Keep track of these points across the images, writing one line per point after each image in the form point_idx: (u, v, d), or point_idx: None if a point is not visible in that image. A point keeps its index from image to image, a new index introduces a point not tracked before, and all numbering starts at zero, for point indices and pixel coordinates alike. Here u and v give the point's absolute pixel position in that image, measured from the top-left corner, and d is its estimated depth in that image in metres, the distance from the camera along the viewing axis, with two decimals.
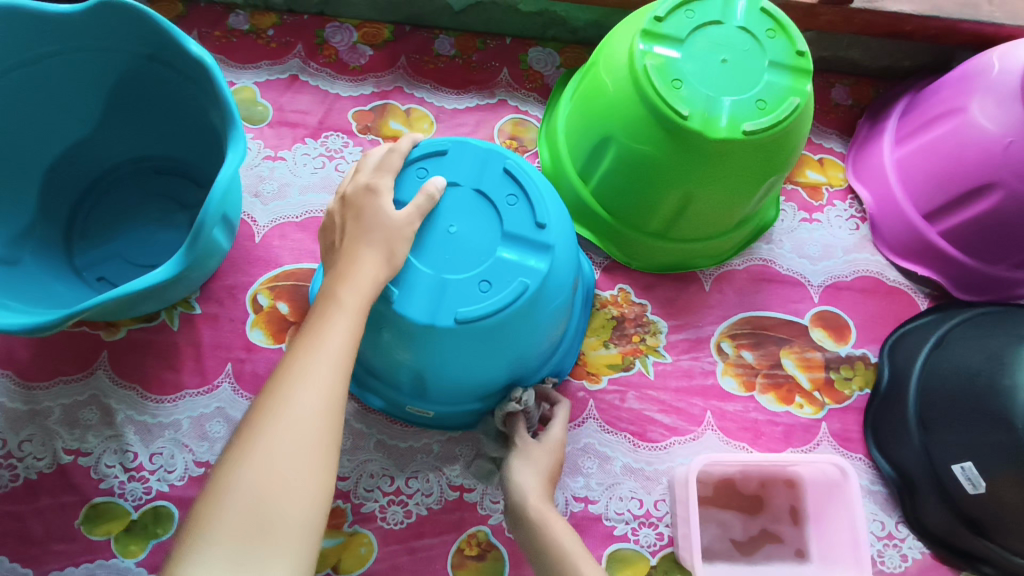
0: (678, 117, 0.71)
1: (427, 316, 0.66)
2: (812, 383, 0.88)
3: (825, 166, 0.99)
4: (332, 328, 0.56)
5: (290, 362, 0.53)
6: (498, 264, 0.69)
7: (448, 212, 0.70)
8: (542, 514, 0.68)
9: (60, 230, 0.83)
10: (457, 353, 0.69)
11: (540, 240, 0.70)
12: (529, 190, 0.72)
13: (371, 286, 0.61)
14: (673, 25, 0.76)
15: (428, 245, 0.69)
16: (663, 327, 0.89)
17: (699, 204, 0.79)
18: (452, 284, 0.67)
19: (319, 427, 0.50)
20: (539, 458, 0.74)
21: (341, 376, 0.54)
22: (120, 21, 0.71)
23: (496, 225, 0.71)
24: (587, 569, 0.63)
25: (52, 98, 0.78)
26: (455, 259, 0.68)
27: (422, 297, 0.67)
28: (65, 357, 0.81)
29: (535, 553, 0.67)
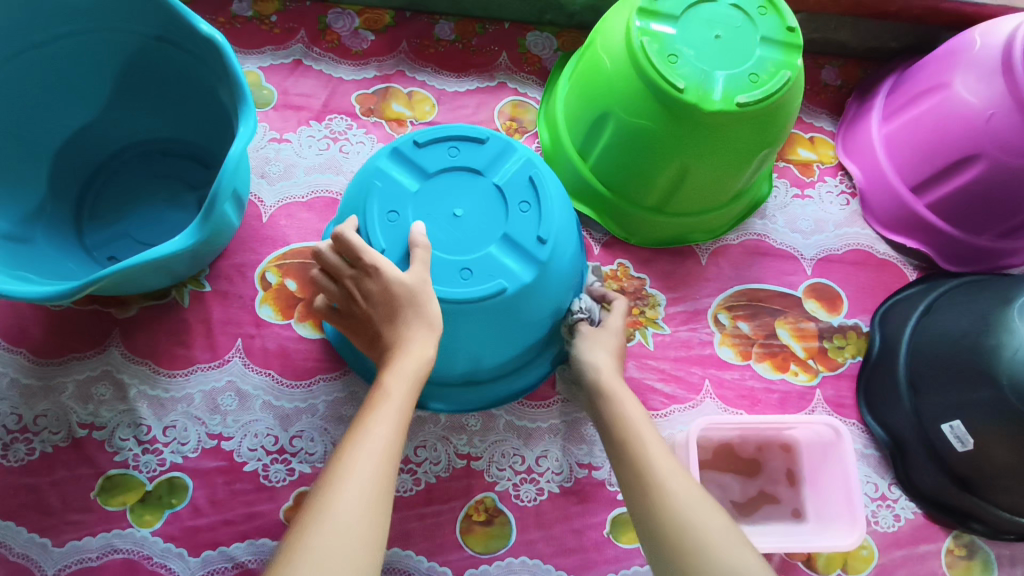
0: (674, 90, 0.74)
1: (533, 270, 0.72)
2: (806, 351, 0.91)
3: (815, 144, 1.02)
4: (380, 417, 0.58)
5: (344, 450, 0.56)
6: (505, 186, 0.75)
7: (441, 203, 0.74)
8: (613, 387, 0.72)
9: (71, 211, 0.85)
10: (547, 301, 0.75)
11: (513, 174, 0.75)
12: (459, 138, 0.77)
13: (425, 358, 0.63)
14: (668, 3, 0.78)
15: (466, 234, 0.72)
16: (662, 300, 0.91)
17: (695, 178, 0.82)
18: (519, 230, 0.73)
19: (366, 523, 0.51)
20: (607, 338, 0.77)
21: (392, 459, 0.56)
22: (131, 1, 0.73)
23: (471, 175, 0.75)
24: (650, 444, 0.66)
25: (63, 80, 0.79)
26: (492, 224, 0.73)
27: (516, 263, 0.72)
28: (78, 333, 0.82)
29: (604, 421, 0.71)
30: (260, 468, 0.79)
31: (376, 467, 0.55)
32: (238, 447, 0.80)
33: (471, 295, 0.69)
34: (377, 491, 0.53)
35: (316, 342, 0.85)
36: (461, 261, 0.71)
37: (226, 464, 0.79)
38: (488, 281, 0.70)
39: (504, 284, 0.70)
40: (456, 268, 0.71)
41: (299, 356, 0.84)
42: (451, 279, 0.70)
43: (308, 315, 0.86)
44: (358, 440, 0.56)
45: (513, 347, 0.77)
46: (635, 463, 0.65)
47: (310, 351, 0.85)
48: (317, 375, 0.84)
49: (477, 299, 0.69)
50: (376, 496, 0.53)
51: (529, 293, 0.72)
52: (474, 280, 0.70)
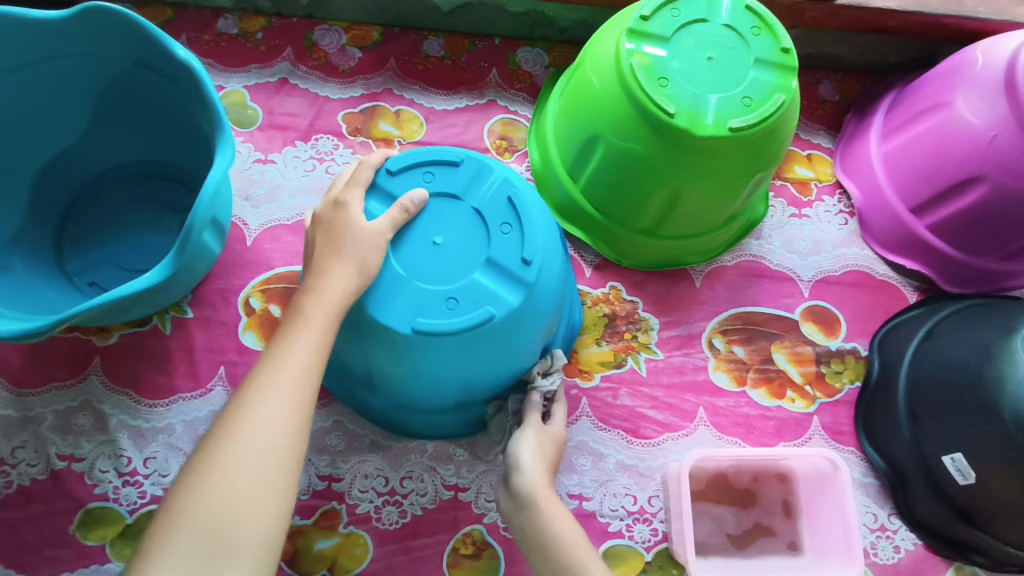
0: (664, 114, 0.72)
1: (519, 293, 0.70)
2: (803, 377, 0.89)
3: (813, 162, 1.00)
4: (299, 342, 0.60)
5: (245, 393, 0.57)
6: (485, 209, 0.73)
7: (417, 230, 0.71)
8: (542, 500, 0.67)
9: (51, 236, 0.83)
10: (536, 324, 0.73)
11: (496, 197, 0.73)
12: (432, 162, 0.74)
13: (342, 296, 0.64)
14: (659, 24, 0.76)
15: (447, 259, 0.70)
16: (655, 324, 0.89)
17: (687, 202, 0.80)
18: (503, 255, 0.71)
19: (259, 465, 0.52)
20: (546, 441, 0.72)
21: (294, 400, 0.56)
22: (108, 26, 0.71)
23: (449, 200, 0.73)
24: (586, 564, 0.64)
25: (40, 105, 0.78)
26: (473, 249, 0.71)
27: (501, 287, 0.70)
28: (58, 363, 0.81)
29: (529, 537, 0.67)
30: None
31: (296, 386, 0.57)
32: None
33: (457, 326, 0.67)
34: (272, 427, 0.54)
35: None
36: (446, 290, 0.69)
37: None
38: (476, 309, 0.68)
39: (492, 310, 0.68)
40: (441, 298, 0.69)
41: None
42: (438, 311, 0.68)
43: None
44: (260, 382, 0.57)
45: (502, 370, 0.75)
46: None
47: None
48: None
49: (465, 328, 0.68)
50: (294, 409, 0.56)
51: (518, 318, 0.70)
52: (460, 309, 0.68)
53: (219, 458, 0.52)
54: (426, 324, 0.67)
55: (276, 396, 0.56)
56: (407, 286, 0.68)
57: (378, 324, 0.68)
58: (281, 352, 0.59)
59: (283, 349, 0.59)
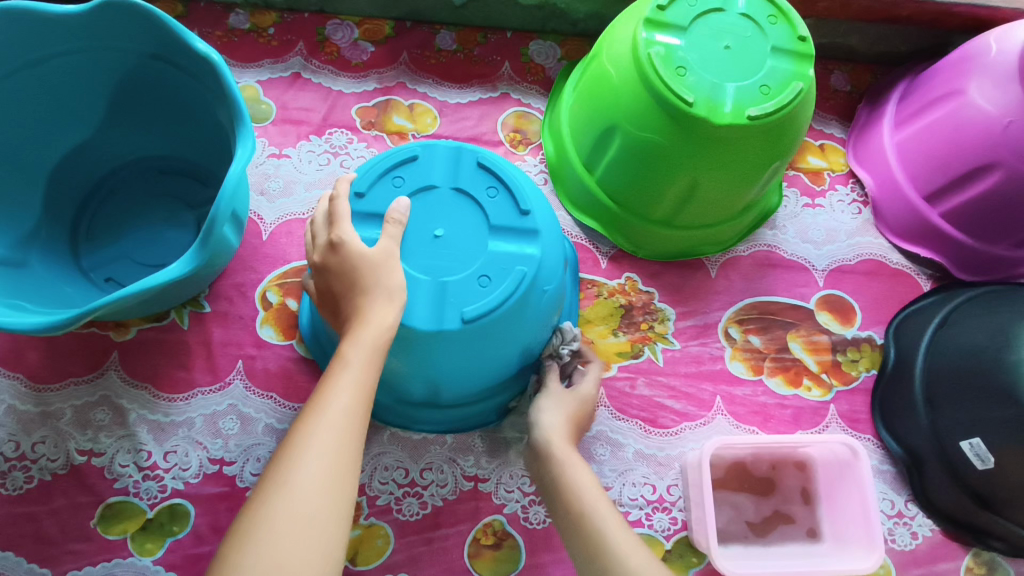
0: (683, 103, 0.71)
1: (535, 244, 0.71)
2: (819, 365, 0.89)
3: (825, 152, 1.00)
4: (341, 386, 0.55)
5: (303, 423, 0.54)
6: (465, 186, 0.73)
7: (417, 230, 0.70)
8: (564, 457, 0.71)
9: (67, 231, 0.83)
10: (555, 286, 0.74)
11: (479, 176, 0.74)
12: (392, 167, 0.73)
13: (385, 325, 0.59)
14: (676, 13, 0.75)
15: (457, 244, 0.70)
16: (671, 314, 0.90)
17: (704, 191, 0.80)
18: (499, 213, 0.72)
19: (326, 502, 0.50)
20: (568, 401, 0.75)
21: (354, 432, 0.54)
22: (126, 19, 0.71)
23: (426, 191, 0.72)
24: (605, 515, 0.66)
25: (57, 99, 0.78)
26: (474, 224, 0.71)
27: (515, 245, 0.71)
28: (76, 357, 0.81)
29: (554, 493, 0.70)
30: None
31: (339, 442, 0.53)
32: (241, 471, 0.78)
33: (496, 299, 0.68)
34: (337, 464, 0.52)
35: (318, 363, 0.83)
36: (474, 270, 0.69)
37: (228, 489, 0.77)
38: (508, 278, 0.69)
39: (523, 271, 0.69)
40: (473, 279, 0.69)
41: (302, 378, 0.82)
42: (475, 291, 0.68)
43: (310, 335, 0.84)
44: (318, 411, 0.54)
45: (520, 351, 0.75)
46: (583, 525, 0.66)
47: (312, 373, 0.83)
48: None
49: (504, 300, 0.68)
50: (339, 471, 0.51)
51: (541, 276, 0.71)
52: (495, 283, 0.69)
53: (265, 534, 0.48)
54: (468, 310, 0.67)
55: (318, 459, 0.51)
56: (438, 286, 0.68)
57: (423, 331, 0.67)
58: (322, 405, 0.54)
59: (324, 402, 0.54)
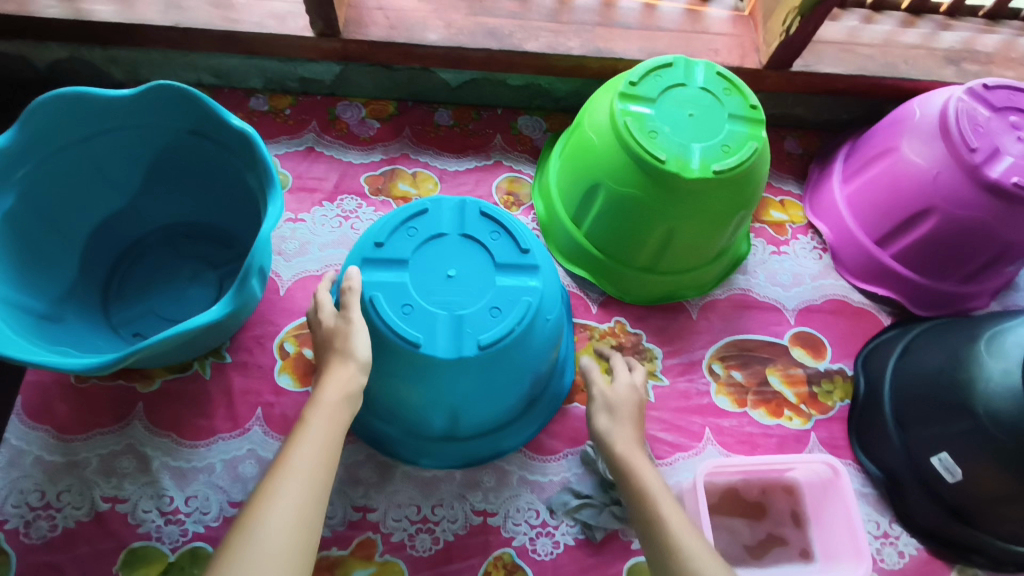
0: (656, 161, 0.82)
1: (534, 278, 0.80)
2: (798, 397, 0.97)
3: (785, 206, 1.12)
4: (306, 442, 0.64)
5: (273, 476, 0.61)
6: (472, 232, 0.82)
7: (433, 273, 0.78)
8: (631, 464, 0.73)
9: (96, 289, 0.90)
10: (556, 315, 0.83)
11: (483, 224, 0.83)
12: (405, 219, 0.82)
13: (347, 387, 0.69)
14: (646, 87, 0.87)
15: (468, 282, 0.78)
16: (659, 353, 0.97)
17: (680, 239, 0.90)
18: (502, 252, 0.81)
19: (292, 536, 0.57)
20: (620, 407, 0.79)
21: (318, 480, 0.62)
22: (170, 101, 0.81)
23: (437, 238, 0.81)
24: (664, 507, 0.69)
25: (99, 172, 0.87)
26: (481, 264, 0.80)
27: (519, 279, 0.80)
28: (102, 409, 0.85)
29: (626, 495, 0.72)
30: None
31: (307, 483, 0.61)
32: None
33: (507, 327, 0.75)
34: (302, 507, 0.59)
35: None
36: (486, 303, 0.76)
37: None
38: (517, 307, 0.77)
39: (529, 302, 0.77)
40: (485, 311, 0.76)
41: None
42: (488, 321, 0.75)
43: None
44: (286, 463, 0.62)
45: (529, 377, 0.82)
46: (645, 513, 0.69)
47: None
48: None
49: (515, 327, 0.75)
50: (304, 509, 0.59)
51: (543, 306, 0.80)
52: (505, 312, 0.76)
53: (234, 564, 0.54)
54: (484, 337, 0.74)
55: (288, 497, 0.59)
56: (455, 319, 0.75)
57: (444, 360, 0.74)
58: (291, 456, 0.63)
59: (294, 452, 0.63)
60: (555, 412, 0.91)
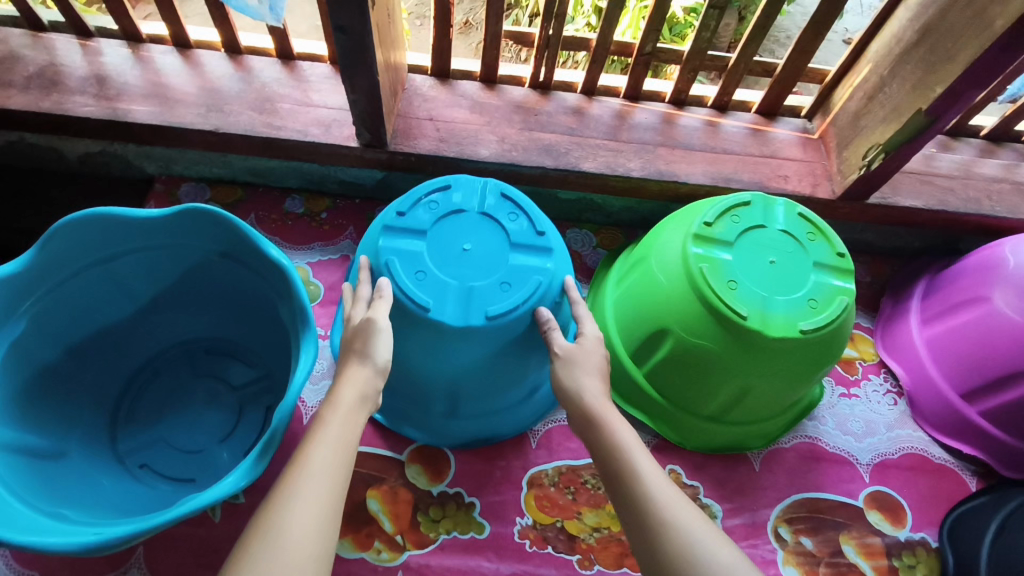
0: (737, 317, 0.74)
1: (547, 258, 0.76)
2: (876, 571, 0.86)
3: (855, 340, 1.04)
4: (321, 439, 0.58)
5: (285, 476, 0.55)
6: (491, 211, 0.77)
7: (448, 245, 0.75)
8: (604, 418, 0.66)
9: (107, 412, 0.83)
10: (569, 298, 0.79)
11: (503, 203, 0.78)
12: (426, 192, 0.77)
13: (363, 385, 0.64)
14: (721, 229, 0.80)
15: (482, 256, 0.74)
16: (718, 511, 0.87)
17: (756, 394, 0.81)
18: (519, 233, 0.76)
19: (312, 541, 0.51)
20: (587, 360, 0.71)
21: (337, 478, 0.56)
22: (203, 224, 0.75)
23: (455, 214, 0.77)
24: (643, 464, 0.61)
25: (119, 287, 0.80)
26: (497, 244, 0.75)
27: (534, 259, 0.75)
28: (98, 552, 0.76)
29: (598, 454, 0.65)
30: None
31: (324, 494, 0.54)
32: None
33: (515, 304, 0.71)
34: (324, 508, 0.53)
35: (353, 562, 0.79)
36: (496, 278, 0.73)
37: None
38: (528, 286, 0.73)
39: (540, 281, 0.74)
40: (495, 285, 0.72)
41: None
42: (497, 294, 0.72)
43: (347, 530, 0.81)
44: (298, 461, 0.56)
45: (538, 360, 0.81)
46: (622, 477, 0.61)
47: (347, 573, 0.79)
48: None
49: (524, 307, 0.72)
50: (324, 513, 0.53)
51: (556, 287, 0.76)
52: (516, 288, 0.73)
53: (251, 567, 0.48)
54: (492, 309, 0.71)
55: (304, 507, 0.52)
56: (465, 290, 0.72)
57: (450, 328, 0.71)
58: (305, 460, 0.56)
59: (308, 456, 0.57)
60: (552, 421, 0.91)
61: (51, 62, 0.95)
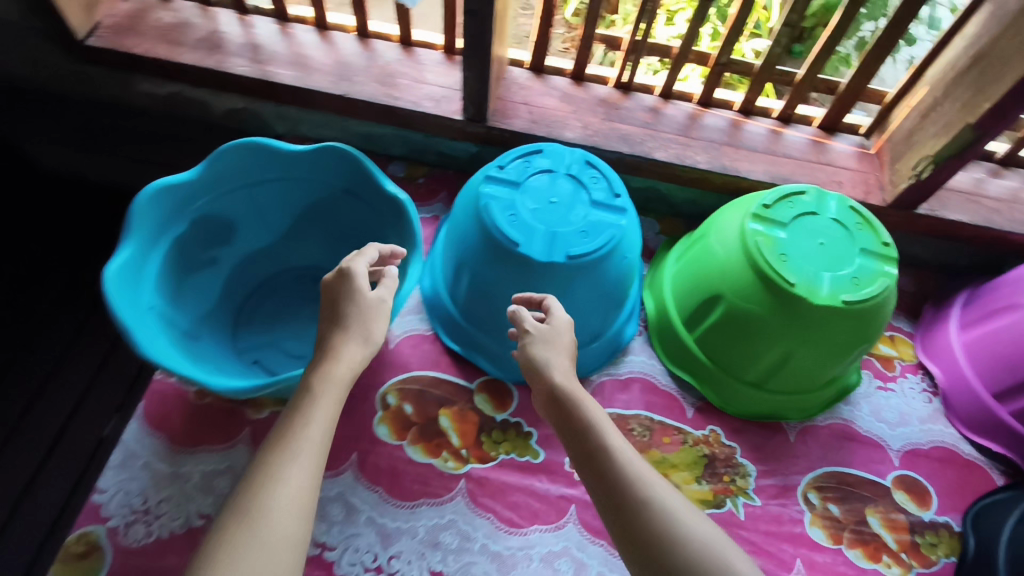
0: (786, 284, 0.84)
1: (621, 218, 0.88)
2: (898, 544, 0.91)
3: (895, 342, 1.10)
4: (312, 421, 0.65)
5: (273, 457, 0.62)
6: (576, 174, 0.90)
7: (537, 196, 0.88)
8: (592, 416, 0.73)
9: (228, 316, 0.97)
10: (632, 256, 0.92)
11: (586, 170, 0.91)
12: (521, 154, 0.92)
13: (353, 366, 0.71)
14: (778, 211, 0.90)
15: (567, 208, 0.87)
16: (753, 471, 0.95)
17: (797, 361, 0.90)
18: (598, 193, 0.89)
19: (292, 524, 0.58)
20: (560, 340, 0.81)
21: (319, 461, 0.63)
22: (336, 161, 0.90)
23: (546, 173, 0.90)
24: (631, 464, 0.68)
25: (256, 210, 0.95)
26: (580, 200, 0.88)
27: (610, 216, 0.88)
28: (214, 427, 0.91)
29: (582, 449, 0.71)
30: None
31: (311, 473, 0.62)
32: (340, 558, 0.83)
33: (593, 249, 0.84)
34: (302, 493, 0.60)
35: (423, 466, 0.91)
36: (578, 226, 0.86)
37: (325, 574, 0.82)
38: (604, 235, 0.85)
39: (615, 234, 0.86)
40: (576, 233, 0.85)
41: (408, 477, 0.90)
42: (578, 239, 0.85)
43: (420, 439, 0.93)
44: (287, 444, 0.63)
45: (602, 309, 0.93)
46: (611, 474, 0.67)
47: (417, 474, 0.90)
48: (422, 498, 0.89)
49: (600, 252, 0.85)
50: (303, 501, 0.60)
51: (624, 243, 0.89)
52: (594, 236, 0.85)
53: (236, 547, 0.55)
54: (573, 250, 0.84)
55: (293, 491, 0.60)
56: (551, 233, 0.85)
57: (536, 262, 0.83)
58: (297, 442, 0.63)
59: (300, 438, 0.63)
60: (603, 373, 1.01)
61: (215, 29, 1.13)
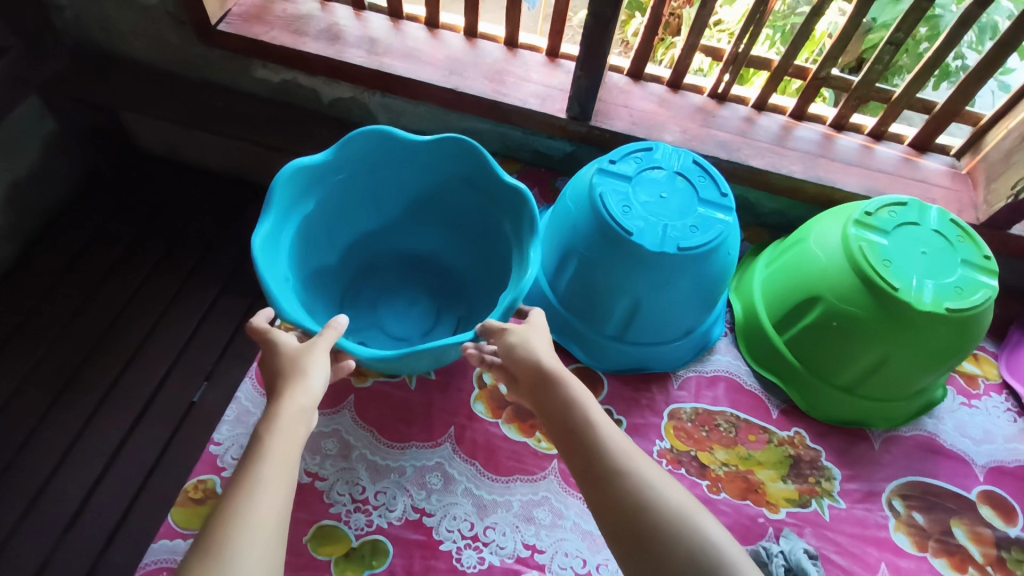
0: (889, 288, 0.86)
1: (728, 215, 0.91)
2: (984, 557, 0.92)
3: (978, 360, 1.11)
4: (267, 457, 0.62)
5: (233, 491, 0.59)
6: (684, 172, 0.94)
7: (647, 191, 0.92)
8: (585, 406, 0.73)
9: (337, 292, 1.03)
10: (733, 254, 0.95)
11: (693, 169, 0.95)
12: (631, 152, 0.96)
13: (304, 406, 0.68)
14: (880, 219, 0.93)
15: (676, 203, 0.91)
16: (838, 475, 0.97)
17: (891, 366, 0.92)
18: (706, 191, 0.93)
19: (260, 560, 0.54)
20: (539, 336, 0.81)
21: (281, 495, 0.60)
22: (455, 153, 0.94)
23: (656, 170, 0.94)
24: (626, 453, 0.68)
25: (373, 195, 1.01)
26: (689, 197, 0.92)
27: (717, 214, 0.91)
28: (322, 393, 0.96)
29: (574, 437, 0.72)
30: (454, 550, 0.85)
31: (276, 504, 0.59)
32: (438, 524, 0.87)
33: (703, 243, 0.87)
34: (269, 531, 0.56)
35: (518, 443, 0.95)
36: (688, 222, 0.89)
37: (425, 538, 0.86)
38: (714, 231, 0.89)
39: (722, 230, 0.89)
40: (686, 228, 0.89)
41: (502, 453, 0.94)
42: (688, 233, 0.88)
43: (515, 418, 0.97)
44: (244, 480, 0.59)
45: (699, 304, 0.96)
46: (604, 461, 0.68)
47: (512, 451, 0.94)
48: (516, 474, 0.92)
49: (709, 246, 0.88)
50: (268, 535, 0.56)
51: (730, 241, 0.92)
52: (703, 231, 0.88)
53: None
54: (684, 243, 0.87)
55: (259, 520, 0.56)
56: (662, 226, 0.88)
57: (647, 252, 0.87)
58: (253, 478, 0.60)
59: (257, 474, 0.60)
60: (690, 370, 1.04)
61: (334, 22, 1.20)
